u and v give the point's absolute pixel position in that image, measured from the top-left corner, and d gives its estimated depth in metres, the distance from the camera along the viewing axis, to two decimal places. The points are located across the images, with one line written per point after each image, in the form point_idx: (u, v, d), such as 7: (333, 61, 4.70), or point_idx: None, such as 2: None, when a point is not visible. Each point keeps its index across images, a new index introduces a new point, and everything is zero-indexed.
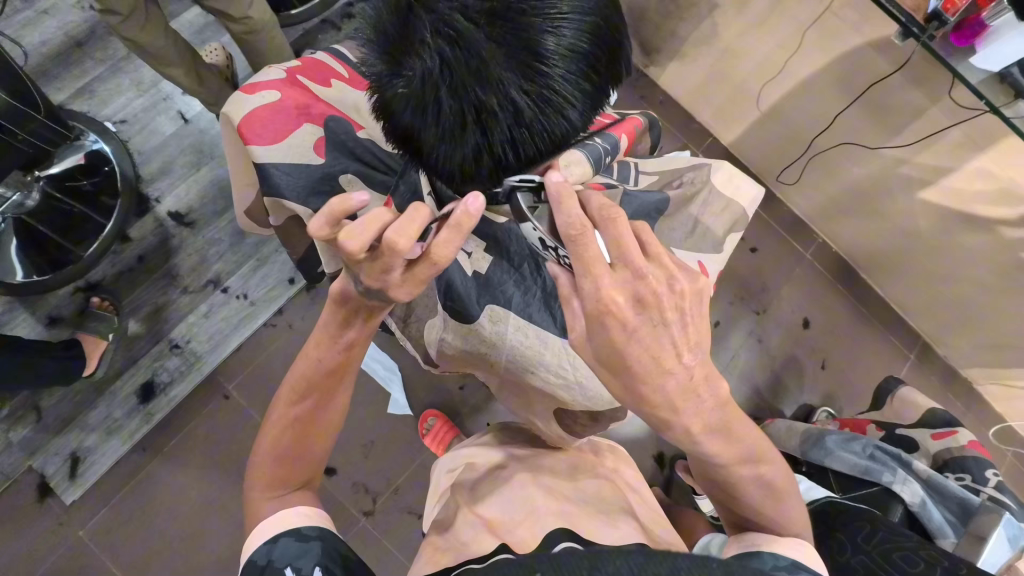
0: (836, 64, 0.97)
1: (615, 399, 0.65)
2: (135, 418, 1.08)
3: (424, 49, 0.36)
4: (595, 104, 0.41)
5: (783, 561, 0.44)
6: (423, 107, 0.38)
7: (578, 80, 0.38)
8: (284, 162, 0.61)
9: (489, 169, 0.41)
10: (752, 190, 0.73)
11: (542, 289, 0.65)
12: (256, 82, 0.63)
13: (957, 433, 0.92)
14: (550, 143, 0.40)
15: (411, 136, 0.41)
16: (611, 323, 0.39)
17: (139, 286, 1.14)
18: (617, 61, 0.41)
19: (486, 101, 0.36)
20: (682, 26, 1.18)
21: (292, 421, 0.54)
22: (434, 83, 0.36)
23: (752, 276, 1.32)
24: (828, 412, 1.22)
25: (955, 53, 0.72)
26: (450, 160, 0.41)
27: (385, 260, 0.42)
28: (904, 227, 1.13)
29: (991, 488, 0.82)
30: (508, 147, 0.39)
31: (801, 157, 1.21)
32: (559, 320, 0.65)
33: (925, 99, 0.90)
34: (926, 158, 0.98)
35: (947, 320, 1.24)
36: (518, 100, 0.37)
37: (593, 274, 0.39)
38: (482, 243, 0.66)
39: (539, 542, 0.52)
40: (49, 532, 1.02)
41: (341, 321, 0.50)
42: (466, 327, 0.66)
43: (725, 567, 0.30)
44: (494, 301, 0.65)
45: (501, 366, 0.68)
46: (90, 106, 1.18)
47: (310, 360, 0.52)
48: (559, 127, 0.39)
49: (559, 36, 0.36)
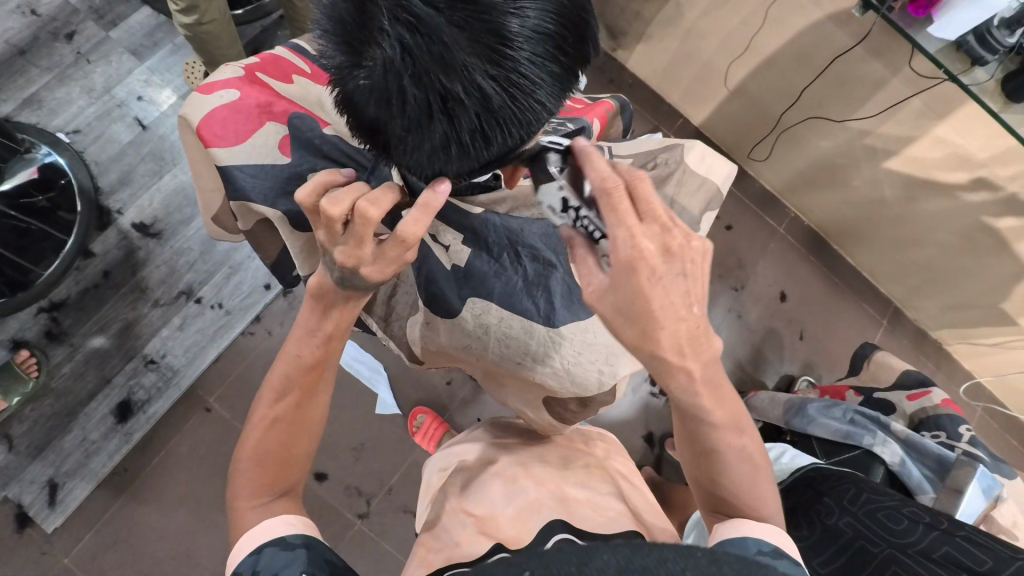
0: (799, 39, 0.98)
1: (603, 382, 0.64)
2: (113, 439, 1.04)
3: (384, 38, 0.35)
4: (564, 86, 0.40)
5: (766, 546, 0.45)
6: (388, 98, 0.37)
7: (544, 62, 0.37)
8: (249, 163, 0.60)
9: (459, 157, 0.40)
10: (724, 165, 0.73)
11: (523, 278, 0.65)
12: (211, 81, 0.61)
13: (931, 392, 0.95)
14: (521, 129, 0.39)
15: (378, 128, 0.40)
16: (641, 270, 0.40)
17: (106, 302, 1.09)
18: (585, 40, 0.40)
19: (452, 88, 0.35)
20: (646, 8, 1.18)
21: (272, 422, 0.52)
22: (397, 72, 0.35)
23: (729, 252, 1.34)
24: (808, 380, 1.26)
25: (913, 23, 0.74)
26: (419, 152, 0.40)
27: (357, 231, 0.42)
28: (872, 197, 1.16)
29: (965, 443, 0.86)
30: (477, 135, 0.38)
31: (768, 133, 1.23)
32: (542, 309, 0.64)
33: (885, 71, 0.92)
34: (890, 129, 1.00)
35: (916, 284, 1.27)
36: (484, 86, 0.36)
37: (624, 221, 0.40)
38: (460, 235, 0.65)
39: (535, 534, 0.54)
40: (31, 564, 0.98)
41: (319, 311, 0.51)
42: (449, 324, 0.66)
43: (712, 556, 0.30)
44: (475, 293, 0.65)
45: (484, 357, 0.67)
46: (39, 116, 1.12)
47: (291, 368, 0.52)
48: (529, 111, 0.38)
49: (522, 18, 0.35)
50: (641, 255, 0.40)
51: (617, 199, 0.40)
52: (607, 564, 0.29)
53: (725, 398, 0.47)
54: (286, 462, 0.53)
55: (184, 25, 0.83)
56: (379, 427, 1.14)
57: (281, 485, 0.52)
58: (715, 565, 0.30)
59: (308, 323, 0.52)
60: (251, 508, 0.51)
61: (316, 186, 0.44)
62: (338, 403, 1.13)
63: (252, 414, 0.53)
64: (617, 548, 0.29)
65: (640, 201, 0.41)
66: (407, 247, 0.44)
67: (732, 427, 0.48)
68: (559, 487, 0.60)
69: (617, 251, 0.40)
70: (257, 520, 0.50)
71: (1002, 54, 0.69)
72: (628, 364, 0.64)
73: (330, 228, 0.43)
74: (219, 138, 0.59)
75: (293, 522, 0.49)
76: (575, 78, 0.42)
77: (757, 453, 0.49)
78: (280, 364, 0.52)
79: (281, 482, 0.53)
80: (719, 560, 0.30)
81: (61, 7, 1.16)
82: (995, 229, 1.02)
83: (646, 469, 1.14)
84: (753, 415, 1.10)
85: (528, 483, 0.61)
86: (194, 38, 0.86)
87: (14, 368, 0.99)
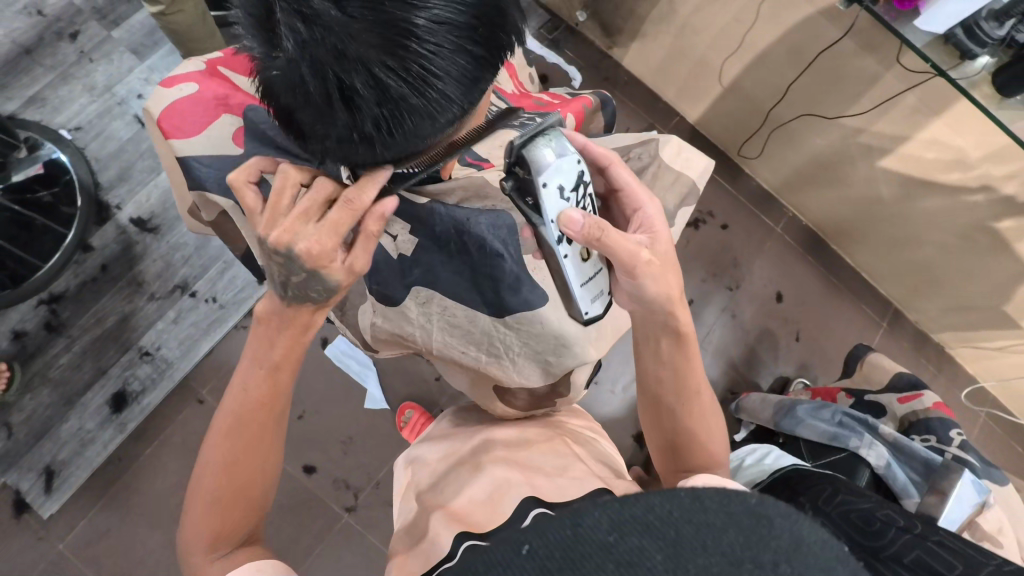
0: (791, 34, 0.97)
1: (547, 373, 0.67)
2: (107, 429, 1.07)
3: (284, 29, 0.35)
4: (477, 73, 0.40)
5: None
6: (295, 87, 0.38)
7: (450, 53, 0.37)
8: (204, 154, 0.61)
9: (366, 144, 0.42)
10: (702, 160, 0.73)
11: (470, 267, 0.65)
12: (174, 74, 0.62)
13: (923, 395, 0.93)
14: (427, 118, 0.40)
15: (292, 115, 0.42)
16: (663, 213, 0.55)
17: (101, 295, 1.11)
18: (500, 28, 0.40)
19: (349, 81, 0.36)
20: (640, 5, 1.18)
21: (228, 463, 0.52)
22: (297, 64, 0.36)
23: (723, 251, 1.32)
24: (803, 381, 1.24)
25: (899, 17, 0.72)
26: (328, 136, 0.41)
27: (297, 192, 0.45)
28: (868, 195, 1.14)
29: (955, 448, 0.83)
30: (380, 125, 0.40)
31: (762, 130, 1.22)
32: (489, 299, 0.65)
33: (878, 66, 0.90)
34: (884, 126, 0.98)
35: (915, 285, 1.25)
36: (382, 79, 0.36)
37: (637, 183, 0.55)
38: (406, 225, 0.64)
39: (507, 517, 0.52)
40: (27, 548, 1.01)
41: (265, 340, 0.52)
42: (394, 312, 0.68)
43: (693, 493, 0.26)
44: (420, 282, 0.66)
45: (430, 347, 0.68)
46: (42, 114, 1.15)
47: (238, 394, 0.52)
48: (434, 102, 0.39)
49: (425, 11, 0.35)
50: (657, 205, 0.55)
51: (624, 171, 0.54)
52: (598, 522, 0.25)
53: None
54: (242, 504, 0.53)
55: (154, 15, 0.84)
56: (369, 421, 1.15)
57: (239, 532, 0.52)
58: (698, 501, 0.26)
59: (260, 348, 0.52)
60: (212, 562, 0.51)
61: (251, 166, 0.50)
62: (329, 398, 1.15)
63: (202, 458, 0.53)
64: (606, 505, 0.25)
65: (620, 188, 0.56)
66: (348, 211, 0.46)
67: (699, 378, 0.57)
68: (522, 462, 0.60)
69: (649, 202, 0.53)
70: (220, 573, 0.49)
71: (992, 46, 0.68)
72: (574, 356, 0.66)
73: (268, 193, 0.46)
74: (179, 130, 0.61)
75: (261, 568, 0.49)
76: (491, 66, 0.42)
77: (708, 397, 0.58)
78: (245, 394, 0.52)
79: (239, 530, 0.53)
80: (701, 496, 0.26)
81: (66, 8, 1.19)
82: (994, 229, 0.99)
83: (634, 468, 1.13)
84: (744, 415, 1.10)
85: (495, 467, 0.59)
86: (168, 29, 0.88)
87: None
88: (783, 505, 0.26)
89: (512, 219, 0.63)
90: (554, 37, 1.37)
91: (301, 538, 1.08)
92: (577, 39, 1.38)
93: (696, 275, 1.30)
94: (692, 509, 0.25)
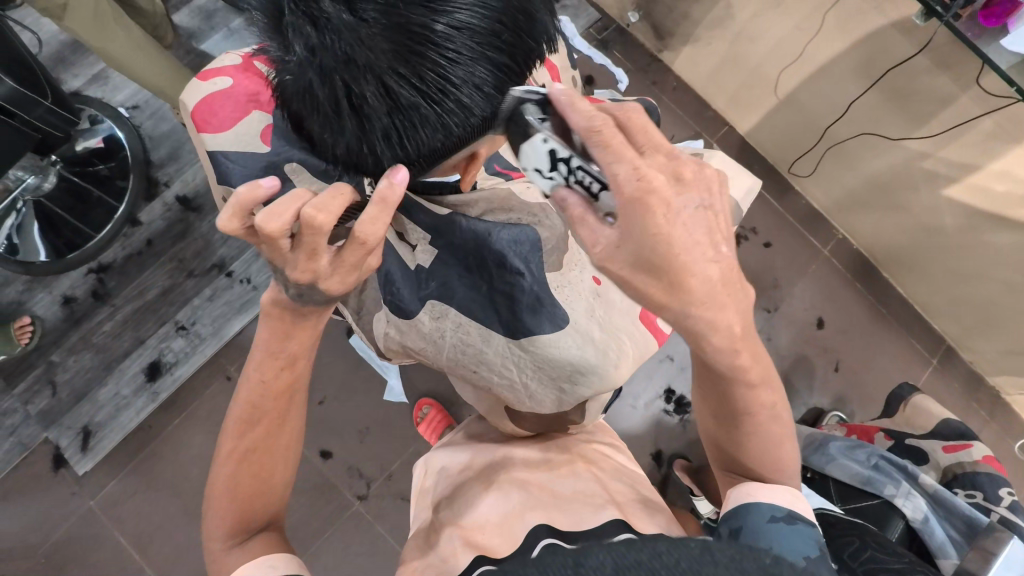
0: (859, 46, 0.91)
1: (559, 404, 0.66)
2: (141, 397, 1.11)
3: (296, 34, 0.35)
4: (499, 83, 0.38)
5: (779, 512, 0.46)
6: (304, 93, 0.38)
7: (470, 62, 0.36)
8: (232, 150, 0.62)
9: (374, 158, 0.40)
10: (746, 179, 0.69)
11: (488, 285, 0.64)
12: (210, 66, 0.64)
13: (972, 445, 0.85)
14: (441, 130, 0.39)
15: (303, 124, 0.41)
16: (655, 205, 0.37)
17: (145, 268, 1.17)
18: (529, 34, 0.38)
19: (358, 88, 0.36)
20: (696, 9, 1.13)
21: (243, 459, 0.51)
22: (307, 69, 0.36)
23: (763, 271, 1.25)
24: (839, 416, 1.16)
25: (982, 35, 0.67)
26: (337, 146, 0.40)
27: (308, 244, 0.39)
28: (929, 223, 1.06)
29: (1003, 508, 0.76)
30: (390, 134, 0.38)
31: (816, 145, 1.15)
32: (504, 319, 0.63)
33: (953, 85, 0.83)
34: (953, 152, 0.91)
35: (971, 322, 1.16)
36: (393, 86, 0.36)
37: (624, 155, 0.37)
38: (427, 236, 0.63)
39: (518, 544, 0.51)
40: (62, 501, 1.07)
41: (283, 333, 0.48)
42: (407, 325, 0.66)
43: (704, 542, 0.25)
44: (435, 295, 0.64)
45: (442, 366, 0.67)
46: (104, 92, 1.21)
47: (253, 386, 0.50)
48: (448, 111, 0.38)
49: (444, 17, 0.35)
50: (648, 192, 0.36)
51: (609, 136, 0.37)
52: (604, 565, 0.24)
53: (744, 359, 0.45)
54: (262, 492, 0.52)
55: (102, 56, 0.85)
56: (386, 412, 1.16)
57: (257, 515, 0.52)
58: (708, 552, 0.25)
59: (273, 346, 0.49)
60: (228, 551, 0.50)
61: (237, 208, 0.39)
62: (350, 386, 1.16)
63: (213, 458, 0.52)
64: (612, 546, 0.25)
65: (634, 133, 0.38)
66: (365, 248, 0.41)
67: (762, 385, 0.46)
68: (542, 485, 0.59)
69: (620, 188, 0.37)
70: (238, 563, 0.48)
71: None
72: (590, 387, 0.64)
73: (274, 244, 0.40)
74: (208, 123, 0.63)
75: (271, 563, 0.48)
76: (520, 75, 0.40)
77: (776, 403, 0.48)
78: (259, 389, 0.50)
79: (251, 522, 0.52)
80: (712, 547, 0.25)
81: None
82: None
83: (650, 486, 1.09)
84: None
85: (515, 489, 0.58)
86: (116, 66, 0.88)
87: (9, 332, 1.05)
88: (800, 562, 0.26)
89: (535, 235, 0.63)
90: (603, 38, 1.33)
91: (312, 521, 1.10)
92: (627, 41, 1.33)
93: None
94: (703, 562, 0.24)
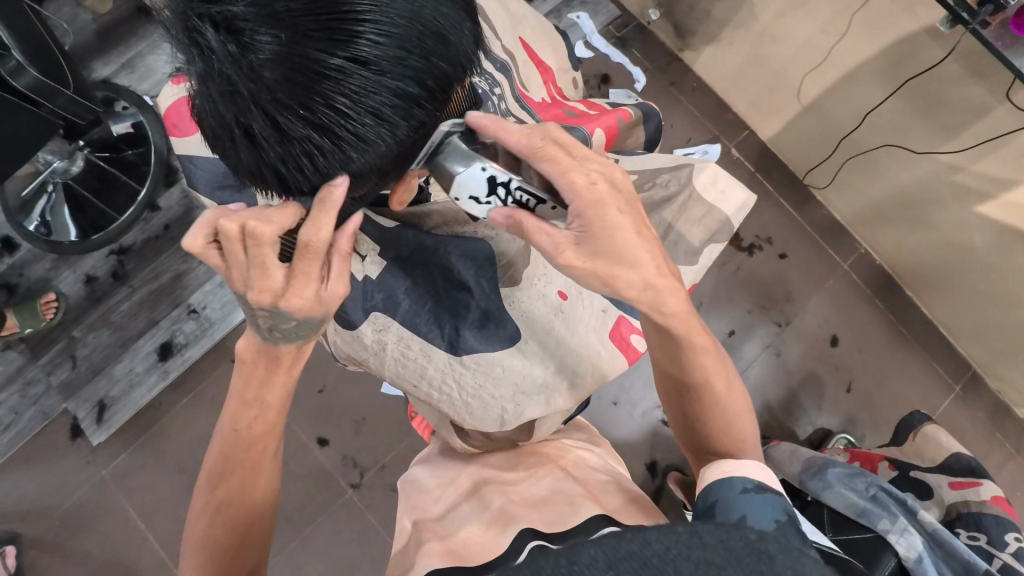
0: (887, 52, 0.85)
1: (500, 422, 0.65)
2: (153, 374, 1.16)
3: (191, 59, 0.38)
4: (402, 114, 0.40)
5: (751, 482, 0.44)
6: (205, 115, 0.41)
7: (363, 96, 0.38)
8: (197, 152, 0.67)
9: (276, 180, 0.43)
10: (739, 193, 0.66)
11: (433, 296, 0.66)
12: None
13: (981, 484, 0.80)
14: (338, 158, 0.41)
15: (210, 141, 0.45)
16: (608, 203, 0.45)
17: (161, 252, 1.21)
18: (441, 59, 0.39)
19: (248, 119, 0.39)
20: (717, 7, 1.09)
21: (219, 502, 0.52)
22: (204, 96, 0.39)
23: (776, 283, 1.20)
24: (846, 439, 1.11)
25: (1014, 44, 0.61)
26: (241, 166, 0.44)
27: (257, 256, 0.43)
28: (958, 242, 1.00)
29: (1008, 555, 0.72)
30: (292, 161, 0.41)
31: (835, 154, 1.10)
32: (447, 333, 0.65)
33: (988, 96, 0.78)
34: (986, 167, 0.85)
35: (1001, 349, 1.08)
36: (280, 118, 0.38)
37: (569, 169, 0.44)
38: (376, 248, 0.66)
39: (504, 550, 0.51)
40: (77, 467, 1.13)
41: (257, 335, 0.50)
42: (349, 335, 0.66)
43: (691, 526, 0.26)
44: (378, 308, 0.65)
45: (382, 376, 0.67)
46: (131, 80, 1.26)
47: (247, 400, 0.52)
48: (347, 143, 0.40)
49: (333, 51, 0.36)
50: (597, 197, 0.45)
51: (552, 151, 0.44)
52: (595, 561, 0.25)
53: None
54: (247, 528, 0.53)
55: None
56: (381, 405, 1.18)
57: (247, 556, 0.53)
58: (694, 537, 0.26)
59: (248, 389, 0.51)
60: None
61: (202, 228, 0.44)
62: (348, 377, 1.19)
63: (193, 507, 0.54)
64: (603, 541, 0.26)
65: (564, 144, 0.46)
66: (312, 255, 0.43)
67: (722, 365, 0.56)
68: (514, 494, 0.59)
69: (577, 195, 0.44)
70: None
71: None
72: (535, 408, 0.66)
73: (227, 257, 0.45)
74: (176, 127, 0.68)
75: None
76: (429, 105, 0.41)
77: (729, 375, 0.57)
78: (247, 407, 0.52)
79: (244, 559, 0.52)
80: (699, 531, 0.26)
81: None
82: None
83: None
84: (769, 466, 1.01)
85: (490, 497, 0.59)
86: None
87: (36, 307, 1.12)
88: (784, 540, 0.27)
89: (489, 249, 0.65)
90: (622, 35, 1.29)
91: (307, 505, 1.13)
92: (645, 38, 1.29)
93: (741, 306, 1.19)
94: (690, 546, 0.25)
